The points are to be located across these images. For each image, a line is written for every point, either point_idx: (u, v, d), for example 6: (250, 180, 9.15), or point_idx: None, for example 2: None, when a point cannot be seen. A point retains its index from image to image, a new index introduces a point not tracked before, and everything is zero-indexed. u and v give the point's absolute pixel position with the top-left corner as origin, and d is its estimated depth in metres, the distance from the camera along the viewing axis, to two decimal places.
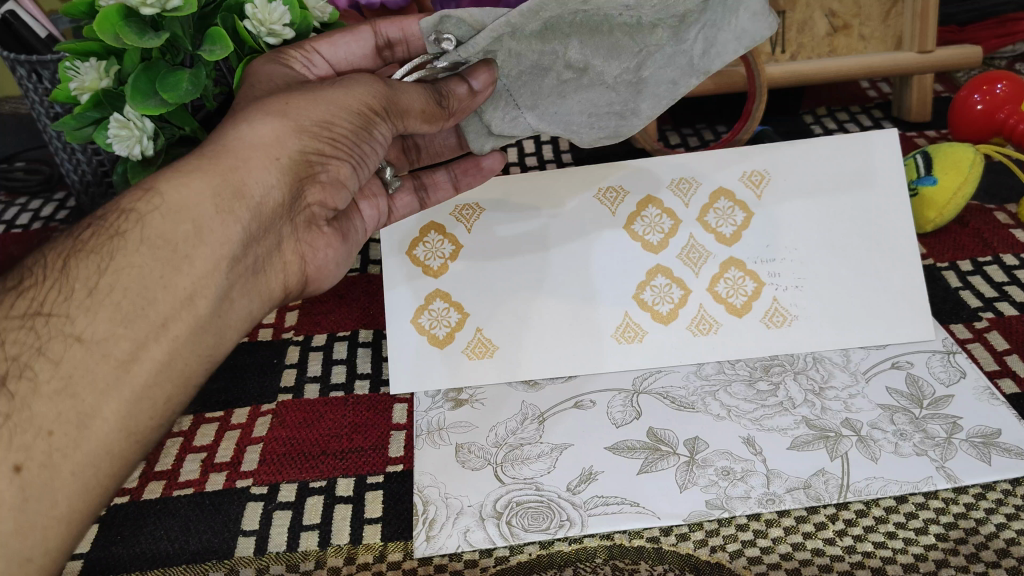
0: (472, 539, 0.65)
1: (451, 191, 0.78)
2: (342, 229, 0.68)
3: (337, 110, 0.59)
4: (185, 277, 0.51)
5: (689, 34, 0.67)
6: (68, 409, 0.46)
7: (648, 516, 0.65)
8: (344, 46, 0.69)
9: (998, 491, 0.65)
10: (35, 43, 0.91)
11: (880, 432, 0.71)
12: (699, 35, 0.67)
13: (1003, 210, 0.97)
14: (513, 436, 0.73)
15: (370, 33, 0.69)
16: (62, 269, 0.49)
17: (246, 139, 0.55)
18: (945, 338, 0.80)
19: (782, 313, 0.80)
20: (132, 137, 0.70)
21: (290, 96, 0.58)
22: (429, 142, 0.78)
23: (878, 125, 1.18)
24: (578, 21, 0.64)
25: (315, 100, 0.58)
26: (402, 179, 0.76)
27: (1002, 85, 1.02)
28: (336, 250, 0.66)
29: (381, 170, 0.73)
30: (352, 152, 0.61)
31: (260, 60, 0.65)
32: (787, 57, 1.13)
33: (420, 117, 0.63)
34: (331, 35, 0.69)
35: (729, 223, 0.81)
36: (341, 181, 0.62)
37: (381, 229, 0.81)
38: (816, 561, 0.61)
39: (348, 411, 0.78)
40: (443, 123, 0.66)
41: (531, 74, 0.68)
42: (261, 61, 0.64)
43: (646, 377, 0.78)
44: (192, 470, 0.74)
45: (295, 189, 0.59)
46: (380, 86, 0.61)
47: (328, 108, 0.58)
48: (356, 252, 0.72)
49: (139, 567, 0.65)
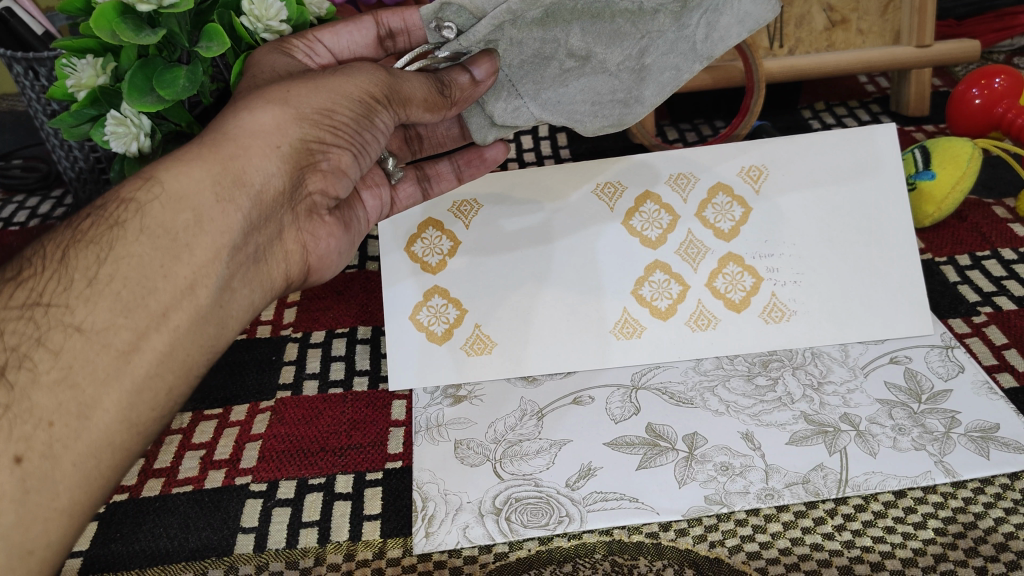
0: (472, 535, 0.65)
1: (455, 182, 0.78)
2: (343, 219, 0.67)
3: (339, 98, 0.59)
4: (186, 266, 0.51)
5: (691, 19, 0.67)
6: (68, 400, 0.46)
7: (648, 512, 0.65)
8: (346, 35, 0.69)
9: (997, 485, 0.65)
10: (31, 40, 0.91)
11: (879, 427, 0.71)
12: (701, 20, 0.67)
13: (1001, 205, 0.97)
14: (513, 432, 0.73)
15: (372, 23, 0.69)
16: (62, 259, 0.49)
17: (247, 127, 0.55)
18: (944, 333, 0.80)
19: (780, 308, 0.80)
20: (129, 134, 0.71)
21: (291, 84, 0.58)
22: (430, 132, 0.77)
23: (877, 120, 1.18)
24: (579, 7, 0.64)
25: (315, 88, 0.58)
26: (405, 170, 0.76)
27: (999, 79, 1.03)
28: (338, 240, 0.66)
29: (382, 160, 0.73)
30: (353, 140, 0.61)
31: (262, 50, 0.65)
32: (785, 52, 1.13)
33: (422, 106, 0.63)
34: (333, 25, 0.68)
35: (728, 218, 0.81)
36: (343, 169, 0.62)
37: (381, 222, 0.81)
38: (816, 556, 0.62)
39: (348, 408, 0.78)
40: (444, 113, 0.65)
41: (532, 63, 0.68)
42: (263, 51, 0.64)
43: (646, 372, 0.79)
44: (191, 467, 0.74)
45: (297, 177, 0.58)
46: (382, 75, 0.61)
47: (329, 96, 0.58)
48: (359, 241, 0.71)
49: (139, 565, 0.65)
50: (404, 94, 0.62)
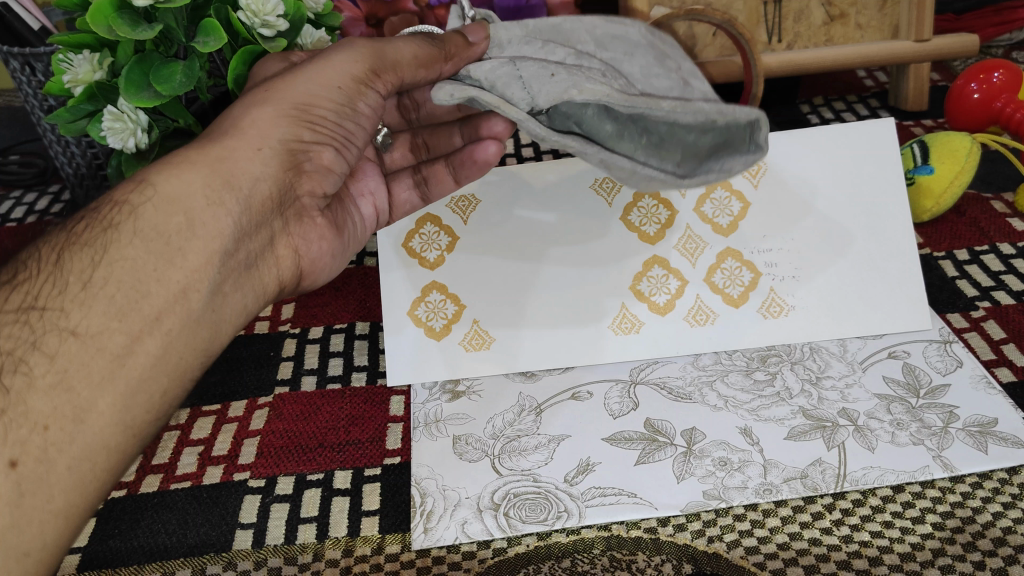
0: (469, 530, 0.65)
1: (452, 184, 0.74)
2: (337, 221, 0.67)
3: (319, 89, 0.59)
4: (178, 270, 0.51)
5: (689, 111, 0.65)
6: (64, 404, 0.45)
7: (645, 507, 0.65)
8: None
9: (995, 480, 0.66)
10: (28, 34, 0.90)
11: (877, 421, 0.71)
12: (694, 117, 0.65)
13: (1000, 199, 0.97)
14: (511, 428, 0.73)
15: None
16: (56, 262, 0.49)
17: (231, 130, 0.56)
18: (942, 327, 0.80)
19: (778, 304, 0.80)
20: (126, 129, 0.71)
21: (272, 84, 0.59)
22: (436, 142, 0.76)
23: (876, 114, 1.18)
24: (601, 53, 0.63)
25: (295, 83, 0.59)
26: (402, 171, 0.75)
27: (998, 73, 1.02)
28: (330, 243, 0.66)
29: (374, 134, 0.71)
30: (335, 133, 0.61)
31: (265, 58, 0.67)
32: (784, 47, 1.13)
33: (415, 63, 0.60)
34: None
35: (726, 213, 0.81)
36: (327, 167, 0.62)
37: (377, 233, 0.80)
38: (814, 550, 0.62)
39: (345, 403, 0.78)
40: (441, 69, 0.61)
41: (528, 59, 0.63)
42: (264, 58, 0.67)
43: (643, 368, 0.79)
44: (189, 463, 0.74)
45: (284, 184, 0.59)
46: (366, 49, 0.60)
47: (309, 89, 0.58)
48: (352, 247, 0.71)
49: (138, 561, 0.65)
50: (390, 58, 0.60)
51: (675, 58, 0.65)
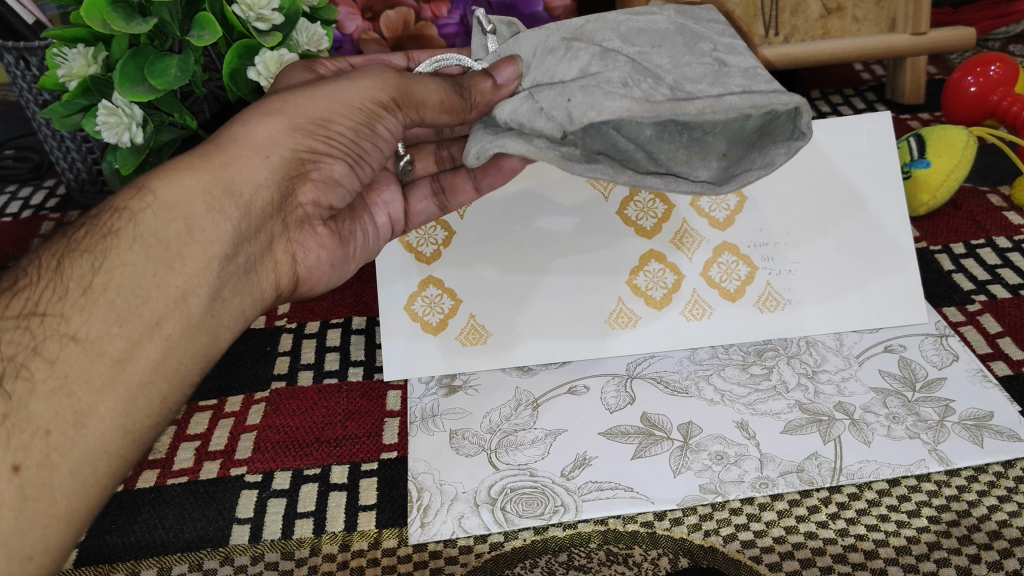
0: (467, 525, 0.65)
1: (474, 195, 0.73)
2: (341, 232, 0.67)
3: (337, 107, 0.58)
4: (177, 275, 0.51)
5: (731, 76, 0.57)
6: (65, 409, 0.45)
7: (642, 501, 0.65)
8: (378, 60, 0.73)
9: (991, 473, 0.66)
10: (21, 29, 0.90)
11: (873, 415, 0.71)
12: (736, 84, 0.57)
13: (996, 192, 0.98)
14: (507, 422, 0.73)
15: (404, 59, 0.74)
16: (56, 268, 0.49)
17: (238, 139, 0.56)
18: (938, 321, 0.80)
19: (775, 297, 0.80)
20: (120, 124, 0.70)
21: (291, 93, 0.58)
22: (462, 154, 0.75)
23: (873, 107, 1.17)
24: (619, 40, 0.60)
25: (315, 96, 0.58)
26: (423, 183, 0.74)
27: (994, 67, 1.03)
28: (330, 252, 0.66)
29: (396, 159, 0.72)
30: (349, 149, 0.61)
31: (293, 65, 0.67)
32: (781, 40, 1.13)
33: (439, 109, 0.61)
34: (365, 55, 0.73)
35: (722, 208, 0.81)
36: (335, 179, 0.62)
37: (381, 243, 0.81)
38: (810, 544, 0.62)
39: (342, 398, 0.78)
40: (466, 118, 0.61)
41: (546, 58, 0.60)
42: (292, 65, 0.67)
43: (641, 362, 0.79)
44: (186, 459, 0.74)
45: (286, 190, 0.59)
46: (393, 77, 0.60)
47: (327, 105, 0.58)
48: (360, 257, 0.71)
49: (135, 555, 0.65)
50: (416, 96, 0.60)
51: (708, 37, 0.60)
